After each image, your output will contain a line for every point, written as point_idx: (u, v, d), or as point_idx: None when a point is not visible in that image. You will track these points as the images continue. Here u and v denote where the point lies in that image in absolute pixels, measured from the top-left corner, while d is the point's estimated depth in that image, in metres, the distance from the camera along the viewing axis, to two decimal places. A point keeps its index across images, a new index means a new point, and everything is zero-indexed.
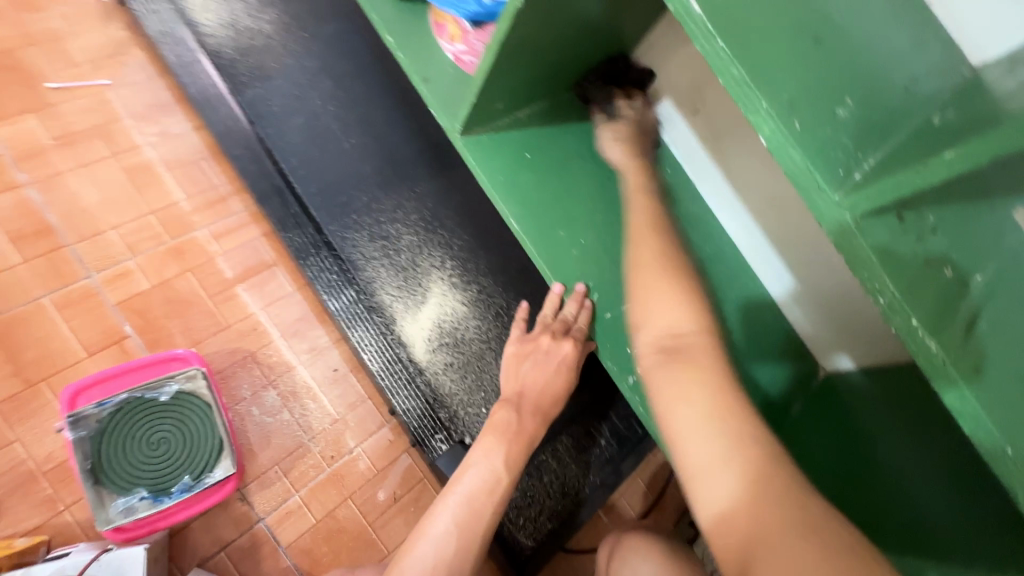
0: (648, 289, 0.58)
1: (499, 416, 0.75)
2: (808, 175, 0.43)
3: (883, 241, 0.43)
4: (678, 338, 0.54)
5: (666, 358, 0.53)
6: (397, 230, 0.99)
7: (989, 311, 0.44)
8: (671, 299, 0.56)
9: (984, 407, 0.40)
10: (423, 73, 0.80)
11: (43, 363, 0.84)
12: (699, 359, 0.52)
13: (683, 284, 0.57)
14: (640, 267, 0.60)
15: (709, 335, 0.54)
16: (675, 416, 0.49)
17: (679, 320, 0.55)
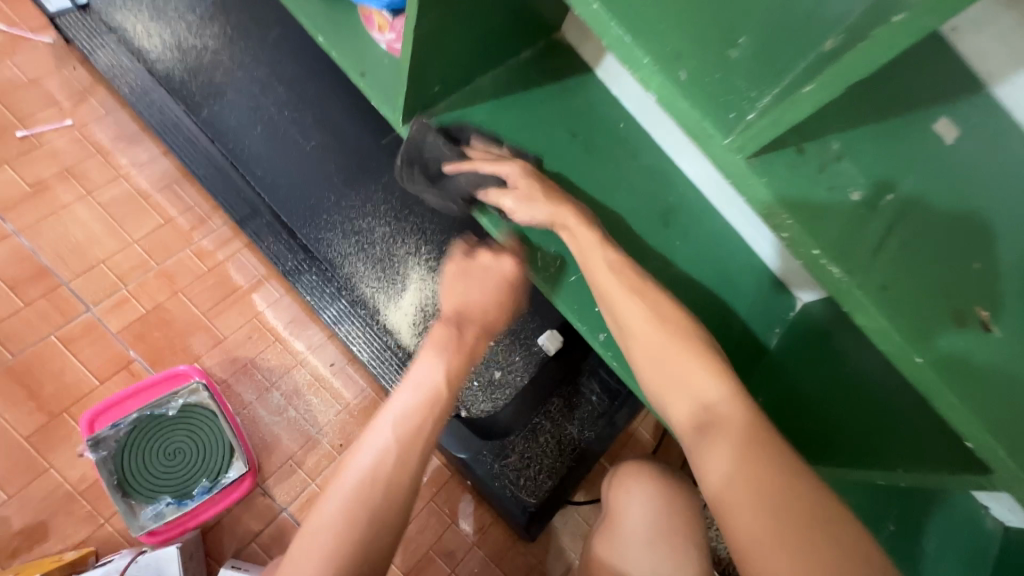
0: (660, 359, 0.58)
1: (438, 334, 0.72)
2: (700, 124, 0.44)
3: (774, 178, 0.45)
4: (710, 412, 0.53)
5: (701, 439, 0.52)
6: (369, 223, 1.02)
7: (899, 227, 0.46)
8: (691, 368, 0.56)
9: (891, 322, 0.43)
10: (359, 67, 0.81)
11: (61, 395, 0.90)
12: (738, 434, 0.50)
13: (703, 352, 0.57)
14: (641, 333, 0.60)
15: (743, 402, 0.53)
16: (734, 511, 0.46)
17: (703, 387, 0.55)
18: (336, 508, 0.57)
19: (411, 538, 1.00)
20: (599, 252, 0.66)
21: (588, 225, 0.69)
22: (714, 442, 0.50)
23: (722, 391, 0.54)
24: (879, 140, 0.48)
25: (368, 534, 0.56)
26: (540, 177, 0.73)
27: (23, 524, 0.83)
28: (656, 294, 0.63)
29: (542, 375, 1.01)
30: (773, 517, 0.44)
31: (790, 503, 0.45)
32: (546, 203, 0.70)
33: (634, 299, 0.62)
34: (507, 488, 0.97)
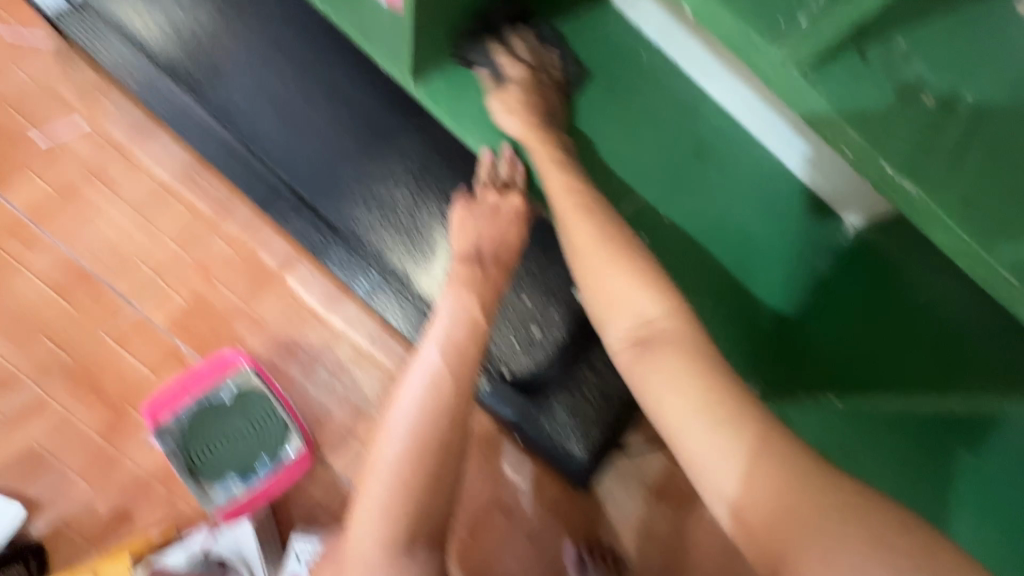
0: (599, 276, 0.59)
1: (463, 272, 0.74)
2: (745, 34, 0.39)
3: (834, 88, 0.40)
4: (647, 328, 0.54)
5: (639, 352, 0.53)
6: (389, 192, 1.00)
7: (976, 129, 0.41)
8: (633, 289, 0.56)
9: (981, 236, 0.38)
10: (360, 29, 0.76)
11: (122, 389, 0.94)
12: (668, 341, 0.52)
13: (637, 266, 0.58)
14: (585, 256, 0.61)
15: (678, 313, 0.54)
16: (669, 412, 0.49)
17: (644, 305, 0.55)
18: (400, 437, 0.61)
19: (468, 496, 1.04)
20: (555, 174, 0.66)
21: (553, 167, 0.66)
22: (649, 354, 0.52)
23: (661, 308, 0.55)
24: (950, 35, 0.42)
25: (434, 454, 0.60)
26: (537, 104, 0.69)
27: (111, 509, 0.90)
28: (604, 215, 0.62)
29: (580, 329, 1.00)
30: (708, 410, 0.47)
31: (727, 398, 0.47)
32: (520, 121, 0.69)
33: (575, 224, 0.62)
34: (557, 445, 0.98)
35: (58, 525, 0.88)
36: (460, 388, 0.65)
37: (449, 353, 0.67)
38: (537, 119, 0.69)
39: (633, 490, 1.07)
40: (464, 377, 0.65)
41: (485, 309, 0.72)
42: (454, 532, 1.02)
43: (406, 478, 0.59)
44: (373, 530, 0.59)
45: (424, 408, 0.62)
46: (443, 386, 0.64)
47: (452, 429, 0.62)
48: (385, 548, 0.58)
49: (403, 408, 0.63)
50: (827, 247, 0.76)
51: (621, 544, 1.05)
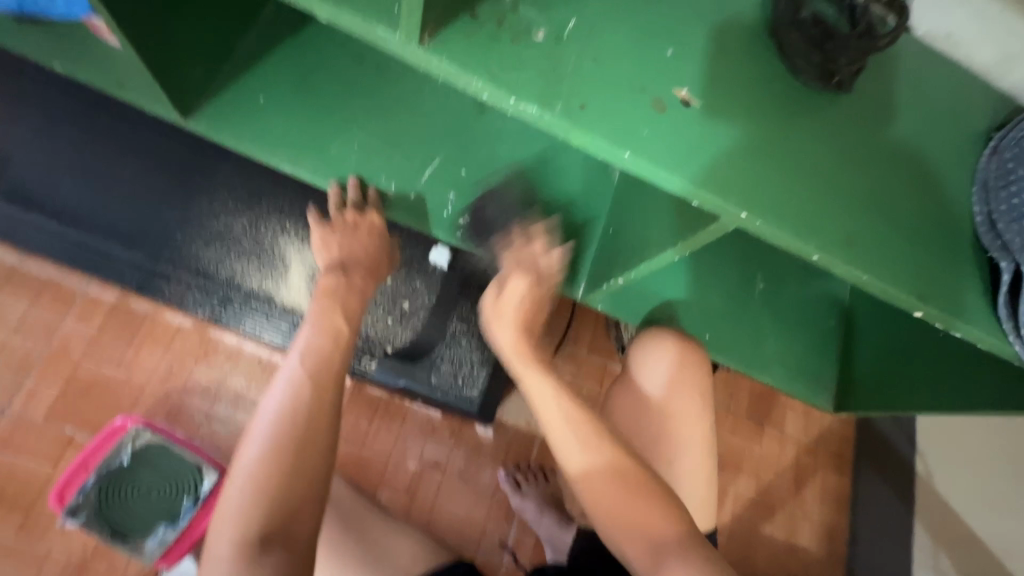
0: (615, 492, 0.68)
1: (327, 283, 0.80)
2: (372, 28, 0.47)
3: (455, 49, 0.49)
4: (656, 535, 0.65)
5: (652, 557, 0.64)
6: (225, 224, 1.05)
7: (582, 47, 0.53)
8: (641, 499, 0.67)
9: (592, 130, 0.50)
10: (109, 78, 0.77)
11: (24, 493, 0.95)
12: (676, 548, 0.63)
13: (643, 480, 0.68)
14: (596, 471, 0.69)
15: (677, 522, 0.66)
16: None
17: (664, 520, 0.66)
18: (263, 434, 0.67)
19: (399, 466, 1.14)
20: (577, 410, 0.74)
21: (551, 384, 0.76)
22: (663, 557, 0.63)
23: (662, 514, 0.66)
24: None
25: (293, 441, 0.66)
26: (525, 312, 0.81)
27: None
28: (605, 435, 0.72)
29: (442, 289, 1.12)
30: None
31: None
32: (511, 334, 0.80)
33: (585, 458, 0.70)
34: (449, 393, 1.08)
35: None
36: (315, 409, 0.68)
37: (310, 367, 0.72)
38: (522, 336, 0.80)
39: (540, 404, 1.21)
40: (322, 384, 0.70)
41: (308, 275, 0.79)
42: (395, 500, 1.13)
43: (266, 467, 0.65)
44: (232, 534, 0.63)
45: (284, 409, 0.68)
46: (304, 389, 0.69)
47: (307, 424, 0.68)
48: (235, 554, 0.62)
49: (268, 410, 0.69)
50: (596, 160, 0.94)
51: (543, 456, 1.20)
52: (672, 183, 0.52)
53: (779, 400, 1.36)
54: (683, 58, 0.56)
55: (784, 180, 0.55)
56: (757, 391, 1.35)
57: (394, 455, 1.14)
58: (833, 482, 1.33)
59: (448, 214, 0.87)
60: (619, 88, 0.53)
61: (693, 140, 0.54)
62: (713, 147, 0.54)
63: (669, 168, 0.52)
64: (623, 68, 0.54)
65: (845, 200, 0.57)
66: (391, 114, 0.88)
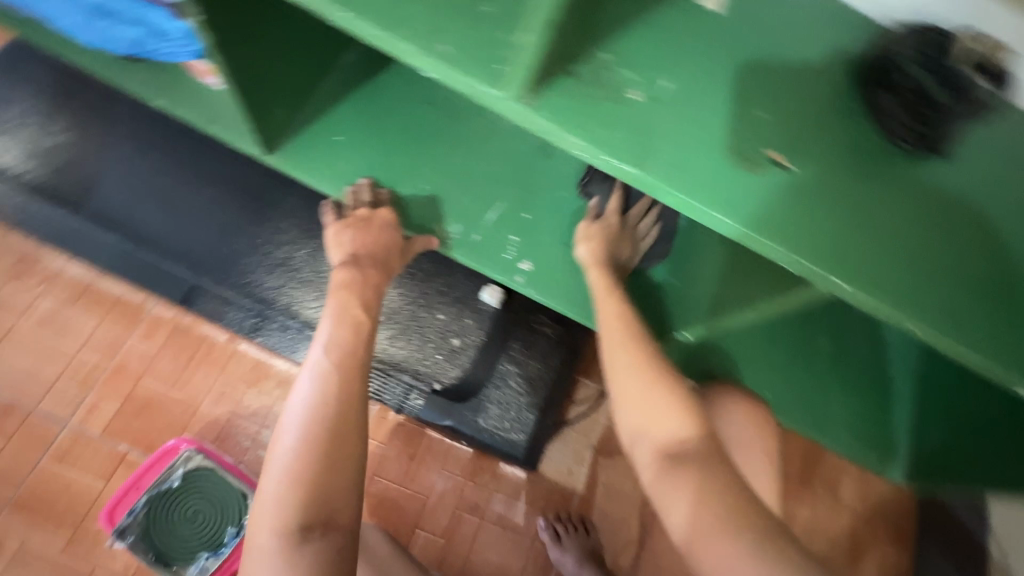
0: (641, 396, 0.61)
1: None
2: (474, 85, 0.47)
3: (554, 109, 0.49)
4: (681, 444, 0.56)
5: (664, 460, 0.55)
6: (288, 252, 1.08)
7: (677, 105, 0.53)
8: (664, 406, 0.60)
9: (685, 189, 0.50)
10: (204, 115, 0.82)
11: (75, 507, 0.96)
12: (698, 456, 0.54)
13: (671, 388, 0.61)
14: (628, 380, 0.64)
15: (704, 435, 0.57)
16: (687, 525, 0.49)
17: (677, 426, 0.58)
18: (297, 412, 0.67)
19: (437, 505, 1.11)
20: (615, 330, 0.70)
21: (614, 303, 0.73)
22: (676, 463, 0.54)
23: (687, 429, 0.57)
24: (630, 40, 0.53)
25: (328, 421, 0.66)
26: (606, 249, 0.79)
27: None
28: (647, 351, 0.66)
29: (493, 327, 1.11)
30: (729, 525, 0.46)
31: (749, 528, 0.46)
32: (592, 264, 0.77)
33: (620, 369, 0.65)
34: (496, 436, 1.05)
35: None
36: (341, 388, 0.69)
37: (336, 349, 0.73)
38: (601, 263, 0.78)
39: (583, 451, 1.17)
40: (350, 366, 0.72)
41: (365, 308, 0.79)
42: (432, 541, 1.10)
43: (299, 455, 0.64)
44: (271, 515, 0.61)
45: (316, 389, 0.69)
46: (332, 375, 0.70)
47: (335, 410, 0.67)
48: (280, 534, 0.60)
49: (302, 388, 0.70)
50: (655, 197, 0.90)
51: (584, 505, 1.15)
52: (733, 228, 0.51)
53: (834, 463, 1.28)
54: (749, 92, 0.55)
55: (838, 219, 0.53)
56: (811, 453, 1.28)
57: (433, 494, 1.12)
58: (892, 558, 1.24)
59: (510, 257, 0.87)
60: (714, 148, 0.52)
61: (754, 187, 0.52)
62: (776, 190, 0.53)
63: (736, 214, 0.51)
64: (717, 127, 0.53)
65: (922, 262, 0.53)
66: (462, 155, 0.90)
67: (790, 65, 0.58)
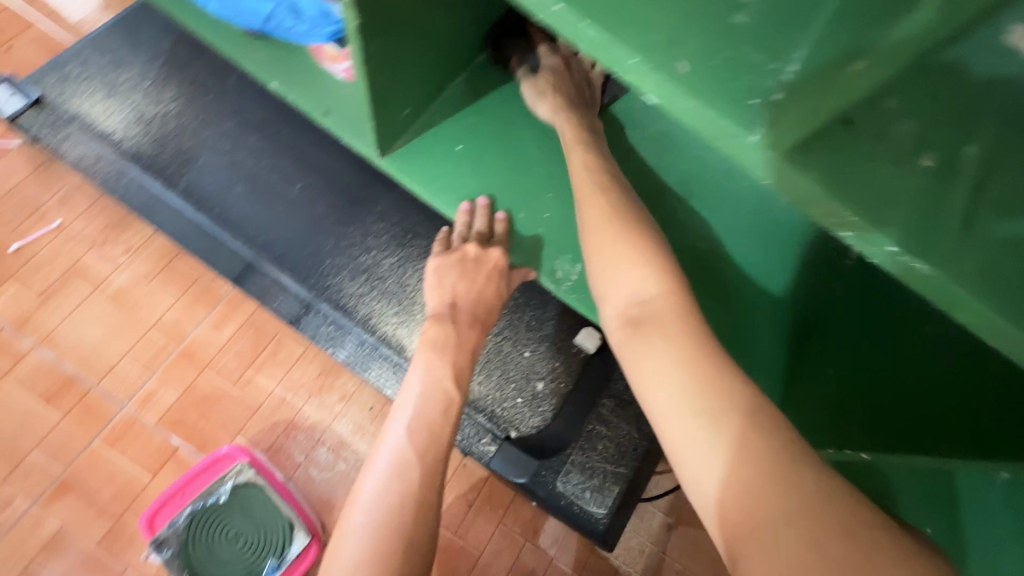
0: (612, 259, 0.55)
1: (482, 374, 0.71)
2: (717, 122, 0.35)
3: (820, 164, 0.35)
4: (646, 306, 0.50)
5: (630, 327, 0.49)
6: (374, 258, 0.99)
7: (995, 178, 0.35)
8: (638, 270, 0.53)
9: (997, 307, 0.32)
10: (320, 105, 0.74)
11: (119, 497, 0.90)
12: (667, 321, 0.48)
13: (644, 246, 0.55)
14: (599, 243, 0.57)
15: (678, 296, 0.50)
16: (650, 389, 0.44)
17: (644, 286, 0.52)
18: (371, 503, 0.57)
19: (491, 565, 0.98)
20: (585, 181, 0.62)
21: (581, 150, 0.65)
22: (642, 330, 0.48)
23: (663, 289, 0.51)
24: (931, 82, 0.37)
25: (406, 520, 0.56)
26: (563, 86, 0.71)
27: None
28: (624, 208, 0.59)
29: (584, 377, 0.98)
30: (696, 393, 0.42)
31: (723, 395, 0.41)
32: (551, 107, 0.70)
33: (593, 224, 0.58)
34: (573, 506, 0.91)
35: None
36: (425, 478, 0.59)
37: (419, 423, 0.64)
38: (565, 100, 0.70)
39: (659, 531, 1.02)
40: (434, 448, 0.62)
41: (453, 372, 0.69)
42: None
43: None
44: None
45: (394, 473, 0.59)
46: (410, 472, 0.59)
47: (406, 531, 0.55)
48: None
49: (375, 470, 0.60)
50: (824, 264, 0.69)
51: None
52: (978, 317, 0.33)
53: None
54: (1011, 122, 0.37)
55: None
56: None
57: (488, 551, 0.99)
58: None
59: None
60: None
61: None
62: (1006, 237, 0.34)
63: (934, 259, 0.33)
64: None
65: None
66: None
67: None
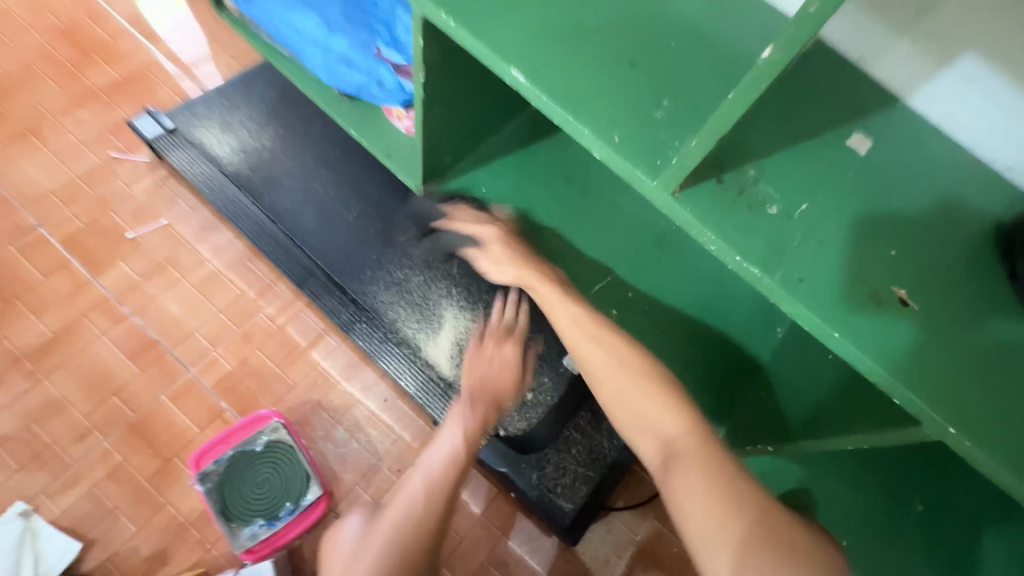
0: (630, 396, 0.76)
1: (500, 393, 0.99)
2: (633, 172, 0.57)
3: (701, 203, 0.56)
4: (670, 442, 0.70)
5: (663, 460, 0.69)
6: (405, 274, 1.21)
7: (805, 214, 0.58)
8: (656, 407, 0.74)
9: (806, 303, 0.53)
10: (384, 149, 0.99)
11: (171, 442, 1.09)
12: (686, 454, 0.68)
13: (654, 385, 0.76)
14: (614, 382, 0.79)
15: (691, 429, 0.71)
16: (687, 509, 0.63)
17: (665, 423, 0.72)
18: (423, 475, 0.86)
19: (468, 552, 1.11)
20: (595, 331, 0.85)
21: (563, 303, 0.88)
22: (672, 463, 0.68)
23: (679, 425, 0.71)
24: (782, 159, 0.61)
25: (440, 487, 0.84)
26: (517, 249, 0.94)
27: (150, 550, 1.01)
28: (625, 346, 0.82)
29: (569, 390, 1.12)
30: (713, 508, 0.62)
31: (731, 508, 0.62)
32: (513, 268, 0.92)
33: (601, 360, 0.81)
34: (544, 499, 1.07)
35: (104, 562, 1.00)
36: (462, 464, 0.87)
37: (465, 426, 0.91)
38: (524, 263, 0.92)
39: (621, 542, 1.14)
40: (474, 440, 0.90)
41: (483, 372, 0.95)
42: None
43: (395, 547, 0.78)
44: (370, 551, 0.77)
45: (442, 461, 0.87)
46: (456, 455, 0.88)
47: (434, 514, 0.81)
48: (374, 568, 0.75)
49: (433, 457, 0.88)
50: (758, 307, 1.00)
51: None
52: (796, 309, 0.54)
53: None
54: (831, 191, 0.60)
55: (883, 286, 0.56)
56: None
57: (466, 539, 1.12)
58: None
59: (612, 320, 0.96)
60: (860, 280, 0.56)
61: (894, 337, 0.54)
62: (829, 272, 0.56)
63: (835, 329, 0.53)
64: (862, 259, 0.57)
65: (973, 346, 0.55)
66: (587, 225, 1.03)
67: (912, 189, 0.63)
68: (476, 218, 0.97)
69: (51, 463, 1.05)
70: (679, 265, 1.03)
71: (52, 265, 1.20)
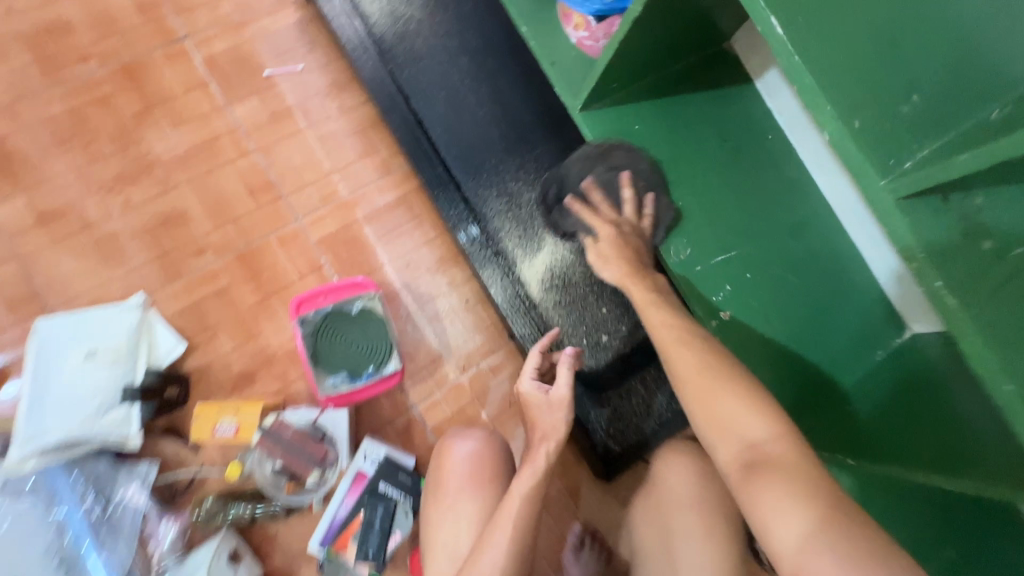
0: (708, 399, 0.69)
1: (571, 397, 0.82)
2: (862, 165, 0.55)
3: (917, 217, 0.54)
4: (756, 451, 0.64)
5: (742, 468, 0.63)
6: (519, 187, 1.20)
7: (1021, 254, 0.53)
8: (745, 412, 0.66)
9: (987, 344, 0.50)
10: (549, 55, 0.96)
11: (273, 281, 1.17)
12: (776, 467, 0.61)
13: (745, 389, 0.68)
14: (697, 379, 0.70)
15: (788, 440, 0.63)
16: (765, 515, 0.59)
17: (754, 431, 0.65)
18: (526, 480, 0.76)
19: None
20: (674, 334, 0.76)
21: (652, 310, 0.81)
22: (753, 472, 0.62)
23: (770, 433, 0.64)
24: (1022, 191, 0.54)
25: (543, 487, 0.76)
26: (626, 254, 0.88)
27: (240, 369, 1.12)
28: (714, 350, 0.73)
29: (643, 343, 1.16)
30: (806, 518, 0.57)
31: (826, 515, 0.56)
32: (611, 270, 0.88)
33: (683, 360, 0.73)
34: (595, 434, 1.14)
35: (200, 367, 1.11)
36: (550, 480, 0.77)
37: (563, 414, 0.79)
38: (630, 270, 0.87)
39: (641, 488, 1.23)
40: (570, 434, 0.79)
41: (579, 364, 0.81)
42: None
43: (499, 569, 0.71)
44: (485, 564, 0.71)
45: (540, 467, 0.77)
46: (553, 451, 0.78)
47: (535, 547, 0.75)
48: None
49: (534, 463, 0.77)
50: (873, 323, 0.95)
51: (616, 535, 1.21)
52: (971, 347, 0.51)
53: None
54: None
55: None
56: None
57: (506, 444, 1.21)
58: None
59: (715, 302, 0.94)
60: None
61: None
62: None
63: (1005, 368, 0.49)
64: None
65: None
66: (734, 185, 0.96)
67: None
68: (596, 220, 0.92)
69: (169, 269, 1.14)
70: (811, 260, 0.97)
71: (192, 82, 1.23)
